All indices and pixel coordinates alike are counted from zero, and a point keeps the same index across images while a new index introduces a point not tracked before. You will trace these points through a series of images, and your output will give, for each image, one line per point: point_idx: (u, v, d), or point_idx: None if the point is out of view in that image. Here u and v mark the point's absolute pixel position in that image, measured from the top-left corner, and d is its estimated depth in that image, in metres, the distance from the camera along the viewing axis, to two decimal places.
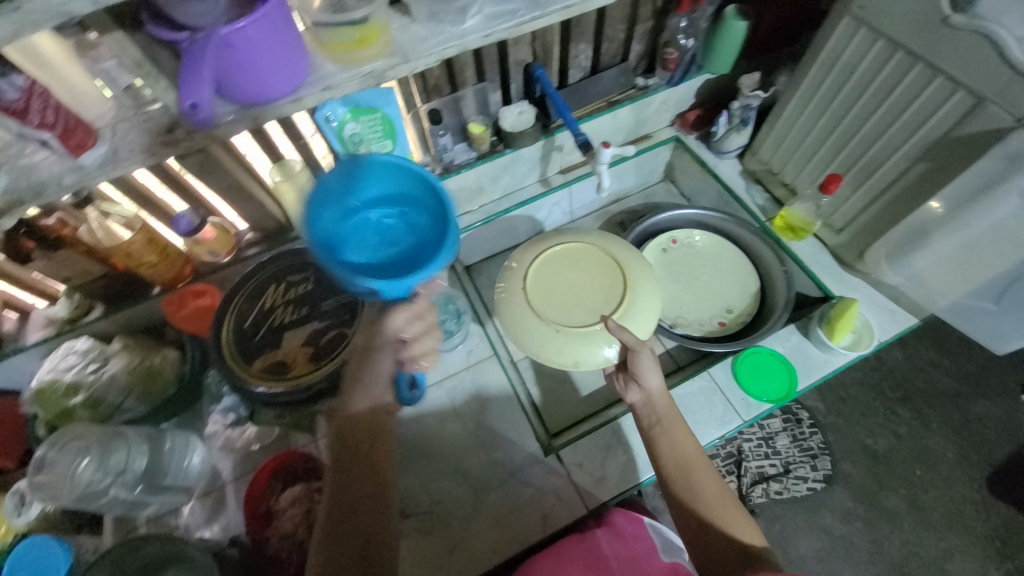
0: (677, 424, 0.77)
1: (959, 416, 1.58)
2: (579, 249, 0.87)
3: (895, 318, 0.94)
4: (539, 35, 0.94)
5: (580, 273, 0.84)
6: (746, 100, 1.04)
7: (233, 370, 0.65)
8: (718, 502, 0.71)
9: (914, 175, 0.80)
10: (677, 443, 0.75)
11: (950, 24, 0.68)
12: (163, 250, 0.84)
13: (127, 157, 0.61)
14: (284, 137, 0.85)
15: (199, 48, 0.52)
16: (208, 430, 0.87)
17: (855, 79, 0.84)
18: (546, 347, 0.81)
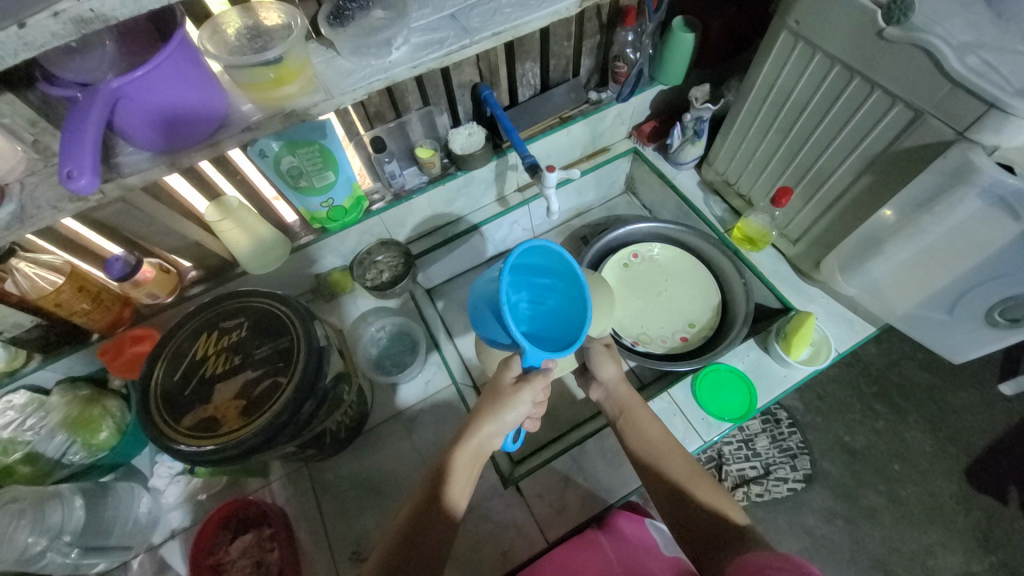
0: (639, 410, 0.79)
1: (936, 409, 1.58)
2: None
3: (854, 328, 0.94)
4: (482, 56, 0.91)
5: None
6: (698, 112, 1.03)
7: (159, 430, 0.62)
8: (694, 483, 0.69)
9: (860, 187, 0.80)
10: (642, 430, 0.76)
11: (885, 38, 0.66)
12: (97, 296, 0.80)
13: (35, 215, 0.58)
14: (220, 175, 0.83)
15: (90, 102, 0.50)
16: (159, 478, 0.85)
17: (800, 92, 0.83)
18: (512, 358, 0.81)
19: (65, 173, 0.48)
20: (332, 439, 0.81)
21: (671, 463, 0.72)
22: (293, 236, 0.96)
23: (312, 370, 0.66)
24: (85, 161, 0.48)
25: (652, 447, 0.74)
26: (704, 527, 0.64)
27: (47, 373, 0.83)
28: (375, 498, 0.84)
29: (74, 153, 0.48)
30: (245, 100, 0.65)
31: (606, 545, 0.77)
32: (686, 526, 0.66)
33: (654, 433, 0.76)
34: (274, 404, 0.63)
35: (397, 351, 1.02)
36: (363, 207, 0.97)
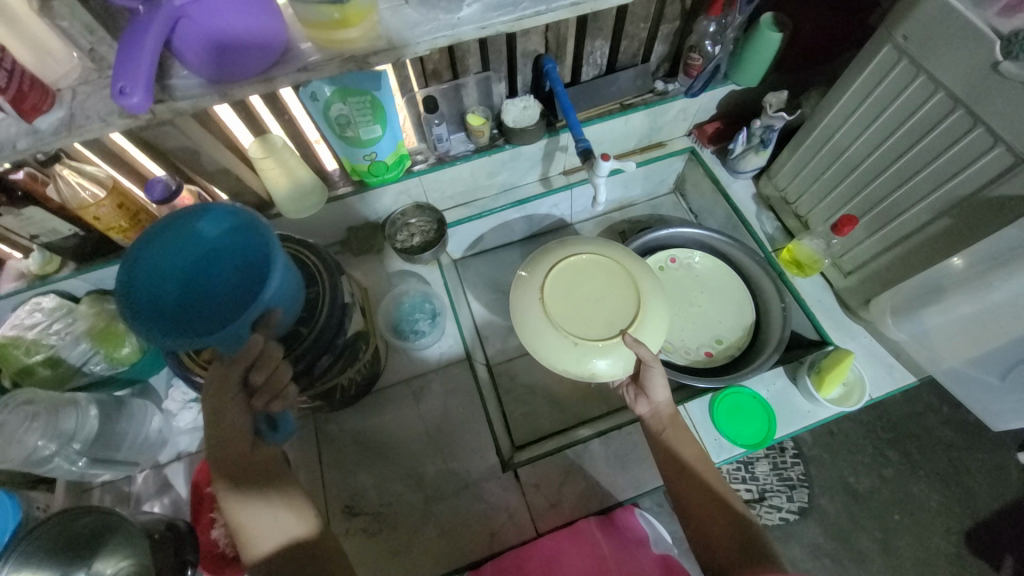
0: (683, 427, 0.76)
1: (950, 465, 1.52)
2: (596, 260, 0.77)
3: (893, 375, 0.89)
4: (552, 26, 0.86)
5: (595, 287, 0.75)
6: (769, 120, 0.97)
7: (181, 357, 0.65)
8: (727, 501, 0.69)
9: (935, 230, 0.74)
10: (681, 442, 0.74)
11: (1002, 71, 0.60)
12: (135, 216, 0.80)
13: (83, 126, 0.57)
14: (268, 112, 0.81)
15: (148, 17, 0.49)
16: (172, 401, 0.87)
17: (890, 114, 0.75)
18: (562, 361, 0.72)
19: (119, 89, 0.49)
20: (342, 394, 0.81)
21: (705, 481, 0.71)
22: (331, 185, 0.95)
23: (332, 327, 0.67)
24: (142, 82, 0.49)
25: (688, 465, 0.72)
26: (729, 547, 0.65)
27: (79, 282, 0.85)
28: (372, 460, 0.85)
29: (131, 70, 0.49)
30: (305, 39, 0.62)
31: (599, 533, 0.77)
32: (709, 545, 0.66)
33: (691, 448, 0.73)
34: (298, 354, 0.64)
35: (416, 316, 0.98)
36: (404, 165, 0.94)
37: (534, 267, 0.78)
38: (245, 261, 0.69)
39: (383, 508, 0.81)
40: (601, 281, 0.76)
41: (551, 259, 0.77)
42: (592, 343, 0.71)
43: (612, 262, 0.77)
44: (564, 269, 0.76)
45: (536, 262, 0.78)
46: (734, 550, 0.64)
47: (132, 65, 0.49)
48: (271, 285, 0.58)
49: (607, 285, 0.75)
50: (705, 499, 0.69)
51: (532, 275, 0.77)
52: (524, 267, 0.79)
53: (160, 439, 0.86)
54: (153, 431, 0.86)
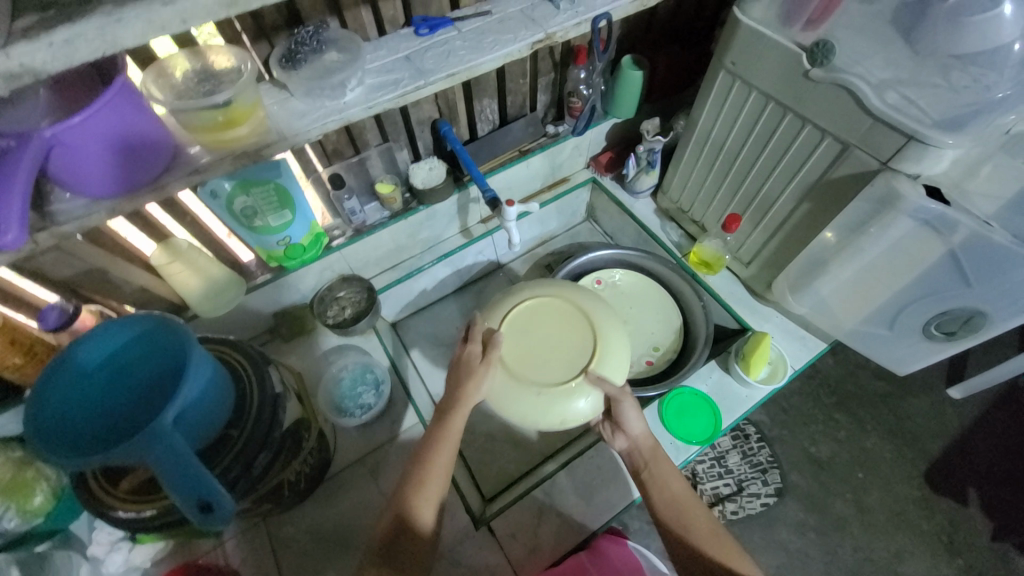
0: (665, 462, 0.75)
1: (891, 415, 1.65)
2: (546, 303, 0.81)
3: (807, 345, 0.98)
4: (440, 93, 0.93)
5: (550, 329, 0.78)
6: (650, 144, 1.08)
7: (93, 497, 0.57)
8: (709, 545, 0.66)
9: (801, 214, 0.85)
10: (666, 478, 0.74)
11: (811, 78, 0.73)
12: (29, 349, 0.73)
13: None
14: (168, 217, 0.80)
15: (19, 152, 0.47)
16: (98, 546, 0.77)
17: (741, 124, 0.88)
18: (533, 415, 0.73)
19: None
20: (290, 490, 0.76)
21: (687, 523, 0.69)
22: (248, 275, 0.93)
23: (266, 421, 0.64)
24: (10, 216, 0.47)
25: (672, 504, 0.71)
26: None
27: None
28: (338, 553, 0.80)
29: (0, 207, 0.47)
30: (193, 143, 0.63)
31: (588, 562, 0.79)
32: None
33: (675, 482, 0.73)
34: (235, 456, 0.61)
35: (358, 389, 0.96)
36: (322, 243, 0.95)
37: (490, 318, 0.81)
38: (156, 367, 0.62)
39: None
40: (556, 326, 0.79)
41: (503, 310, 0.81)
42: (556, 389, 0.73)
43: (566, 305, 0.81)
44: (516, 317, 0.79)
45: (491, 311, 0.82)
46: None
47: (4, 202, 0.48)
48: (189, 388, 0.55)
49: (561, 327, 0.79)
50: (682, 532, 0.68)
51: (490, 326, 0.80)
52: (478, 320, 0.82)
53: None
54: None
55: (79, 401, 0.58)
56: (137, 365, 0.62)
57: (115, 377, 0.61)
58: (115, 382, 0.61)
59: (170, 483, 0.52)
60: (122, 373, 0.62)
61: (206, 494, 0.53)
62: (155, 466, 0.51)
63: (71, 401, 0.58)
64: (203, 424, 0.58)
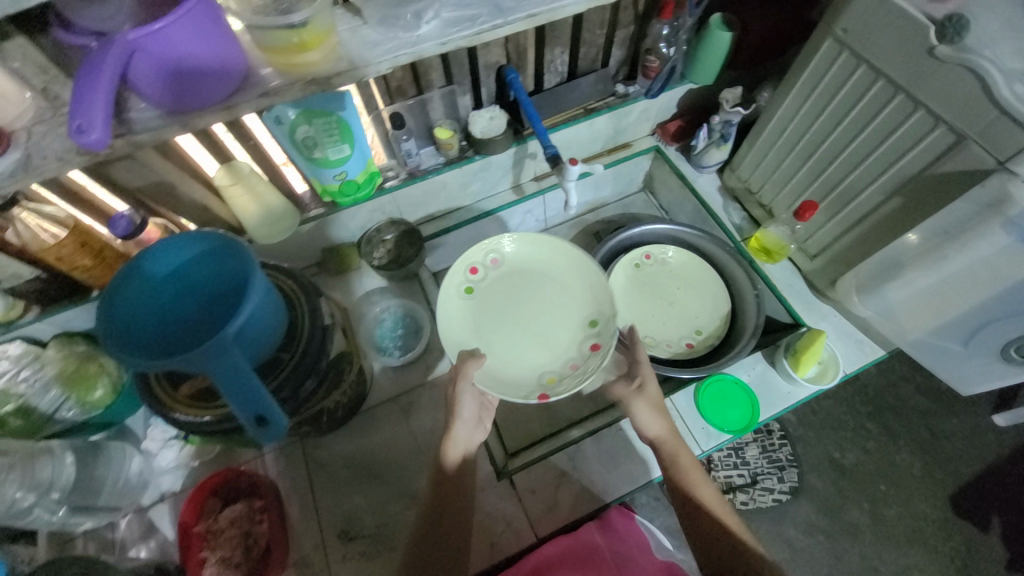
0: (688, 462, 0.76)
1: (927, 433, 1.58)
2: (507, 293, 0.92)
3: (863, 350, 0.93)
4: (511, 37, 0.88)
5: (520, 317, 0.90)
6: (727, 116, 1.00)
7: (155, 396, 0.61)
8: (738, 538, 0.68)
9: (889, 209, 0.78)
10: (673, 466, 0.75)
11: (935, 56, 0.64)
12: (98, 253, 0.79)
13: (40, 166, 0.56)
14: (233, 138, 0.81)
15: (102, 53, 0.47)
16: (151, 441, 0.85)
17: (839, 103, 0.79)
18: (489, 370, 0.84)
19: (76, 127, 0.48)
20: (328, 417, 0.80)
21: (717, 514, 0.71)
22: (302, 207, 0.94)
23: (314, 351, 0.66)
24: (98, 116, 0.48)
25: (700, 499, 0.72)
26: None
27: (44, 326, 0.83)
28: (366, 481, 0.84)
29: (87, 106, 0.48)
30: (265, 64, 0.61)
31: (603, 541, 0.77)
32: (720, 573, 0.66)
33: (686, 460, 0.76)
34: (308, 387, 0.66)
35: (400, 333, 0.97)
36: (376, 183, 0.94)
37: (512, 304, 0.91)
38: (218, 281, 0.64)
39: (380, 529, 0.80)
40: (537, 284, 0.92)
41: (523, 292, 0.92)
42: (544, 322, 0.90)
43: (519, 273, 0.92)
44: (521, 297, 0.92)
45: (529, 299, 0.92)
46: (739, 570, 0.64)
47: (91, 106, 0.48)
48: (248, 309, 0.56)
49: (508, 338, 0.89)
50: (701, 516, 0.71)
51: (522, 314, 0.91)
52: (522, 292, 0.92)
53: (141, 481, 0.82)
54: (134, 474, 0.82)
55: (148, 307, 0.61)
56: (200, 276, 0.64)
57: (180, 286, 0.64)
58: (179, 292, 0.64)
59: (229, 394, 0.55)
60: (188, 283, 0.64)
61: (264, 409, 0.56)
62: (217, 375, 0.53)
63: (141, 308, 0.61)
64: (260, 344, 0.60)
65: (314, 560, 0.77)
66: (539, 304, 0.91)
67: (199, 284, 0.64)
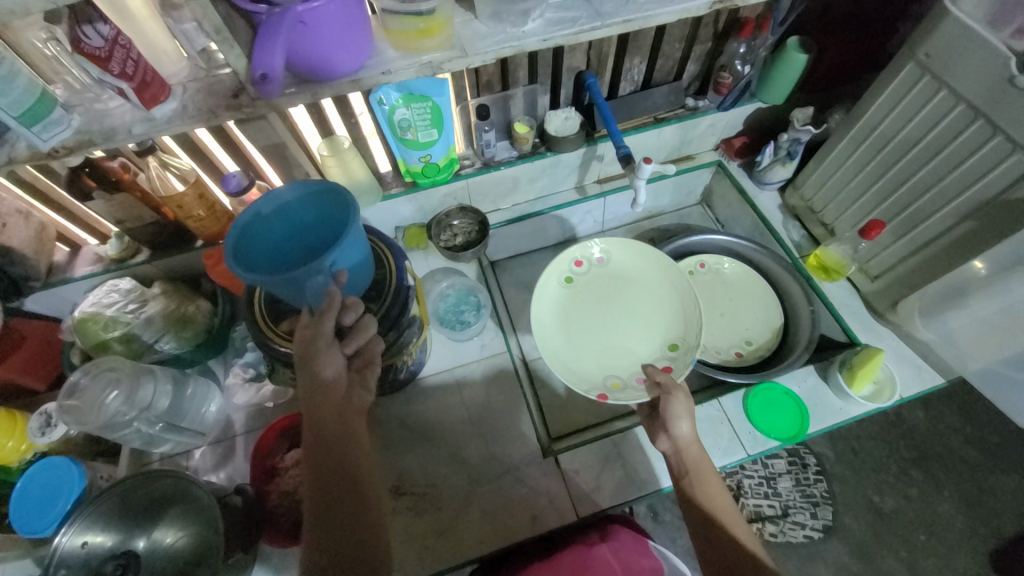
0: (710, 475, 0.73)
1: (975, 488, 1.51)
2: (604, 295, 1.04)
3: (921, 376, 0.90)
4: (595, 45, 0.94)
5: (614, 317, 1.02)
6: (796, 133, 1.02)
7: (260, 327, 0.68)
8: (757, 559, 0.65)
9: (960, 232, 0.78)
10: (703, 495, 0.71)
11: (1017, 85, 0.66)
12: (211, 206, 0.88)
13: (192, 116, 0.65)
14: (336, 114, 0.89)
15: (275, 21, 0.55)
16: (233, 379, 0.92)
17: (917, 125, 0.81)
18: (570, 360, 0.96)
19: (261, 75, 0.56)
20: (393, 376, 0.86)
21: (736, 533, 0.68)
22: (384, 185, 1.02)
23: (396, 306, 0.72)
24: (275, 68, 0.56)
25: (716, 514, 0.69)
26: None
27: (151, 268, 0.93)
28: (419, 442, 0.89)
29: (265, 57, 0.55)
30: (388, 46, 0.69)
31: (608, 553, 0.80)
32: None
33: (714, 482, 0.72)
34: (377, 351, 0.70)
35: (461, 308, 1.04)
36: (453, 168, 1.01)
37: (608, 309, 1.03)
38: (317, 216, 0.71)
39: (428, 488, 0.84)
40: (629, 293, 1.04)
41: (620, 297, 1.04)
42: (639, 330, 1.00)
43: (615, 279, 1.05)
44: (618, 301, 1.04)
45: (624, 304, 1.03)
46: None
47: (266, 62, 0.56)
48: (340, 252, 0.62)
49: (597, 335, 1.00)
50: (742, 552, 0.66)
51: (613, 317, 1.02)
52: (617, 296, 1.04)
53: (219, 418, 0.89)
54: (213, 410, 0.88)
55: (263, 243, 0.69)
56: (299, 211, 0.71)
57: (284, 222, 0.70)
58: (283, 228, 0.71)
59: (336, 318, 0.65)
60: (290, 217, 0.71)
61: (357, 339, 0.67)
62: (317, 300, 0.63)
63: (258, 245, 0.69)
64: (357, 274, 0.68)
65: None
66: (634, 312, 1.02)
67: (301, 217, 0.71)
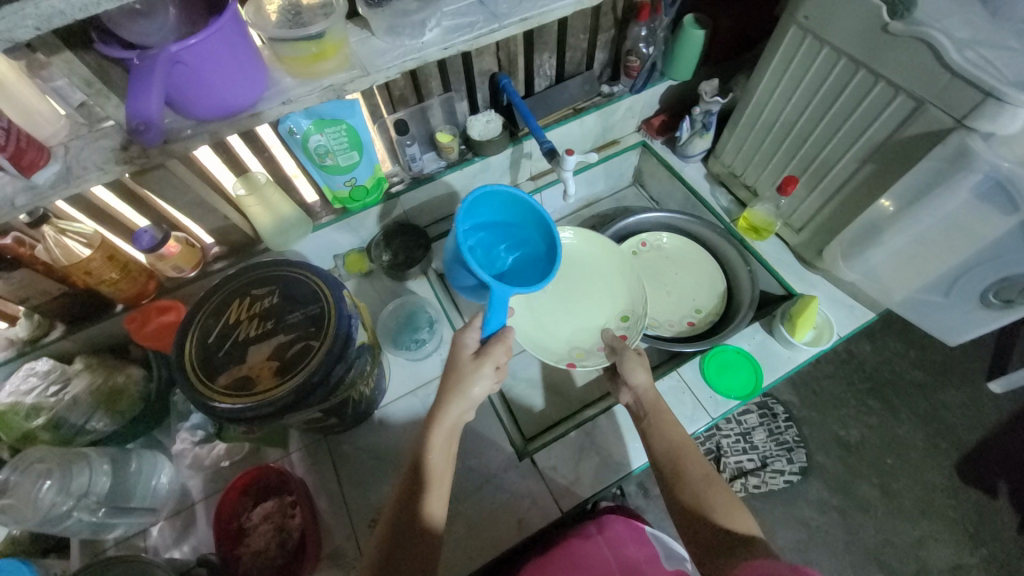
0: (666, 415, 0.77)
1: (925, 404, 1.63)
2: (571, 273, 1.09)
3: (854, 313, 0.98)
4: (502, 45, 0.94)
5: (579, 293, 1.08)
6: (707, 106, 1.07)
7: (195, 388, 0.64)
8: (707, 493, 0.66)
9: (863, 175, 0.84)
10: (685, 491, 0.68)
11: (889, 32, 0.71)
12: (124, 267, 0.83)
13: (81, 175, 0.61)
14: (247, 150, 0.85)
15: (148, 65, 0.51)
16: (182, 444, 0.86)
17: (809, 83, 0.86)
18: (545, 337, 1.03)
19: (143, 122, 0.52)
20: (353, 409, 0.83)
21: (690, 468, 0.70)
22: (313, 216, 0.99)
23: (343, 336, 0.68)
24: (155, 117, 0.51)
25: (676, 447, 0.73)
26: (708, 534, 0.63)
27: (69, 343, 0.86)
28: (393, 471, 0.86)
29: (142, 106, 0.51)
30: (285, 75, 0.67)
31: (603, 545, 0.84)
32: (694, 528, 0.65)
33: (700, 469, 0.69)
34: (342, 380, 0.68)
35: (413, 327, 1.01)
36: (383, 188, 0.99)
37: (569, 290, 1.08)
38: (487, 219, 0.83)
39: None
40: (590, 274, 1.09)
41: (583, 273, 1.09)
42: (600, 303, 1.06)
43: (577, 262, 1.10)
44: (581, 277, 1.09)
45: (587, 280, 1.09)
46: (714, 532, 0.62)
47: (143, 110, 0.51)
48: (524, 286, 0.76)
49: (564, 311, 1.06)
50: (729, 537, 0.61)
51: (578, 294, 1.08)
52: (581, 274, 1.09)
53: (172, 488, 0.83)
54: (165, 481, 0.83)
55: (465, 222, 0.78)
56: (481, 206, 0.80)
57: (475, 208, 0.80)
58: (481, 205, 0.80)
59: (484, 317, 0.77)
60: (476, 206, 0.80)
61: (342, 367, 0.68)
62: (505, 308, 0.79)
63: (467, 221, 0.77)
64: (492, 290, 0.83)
65: (347, 551, 0.80)
66: (594, 287, 1.08)
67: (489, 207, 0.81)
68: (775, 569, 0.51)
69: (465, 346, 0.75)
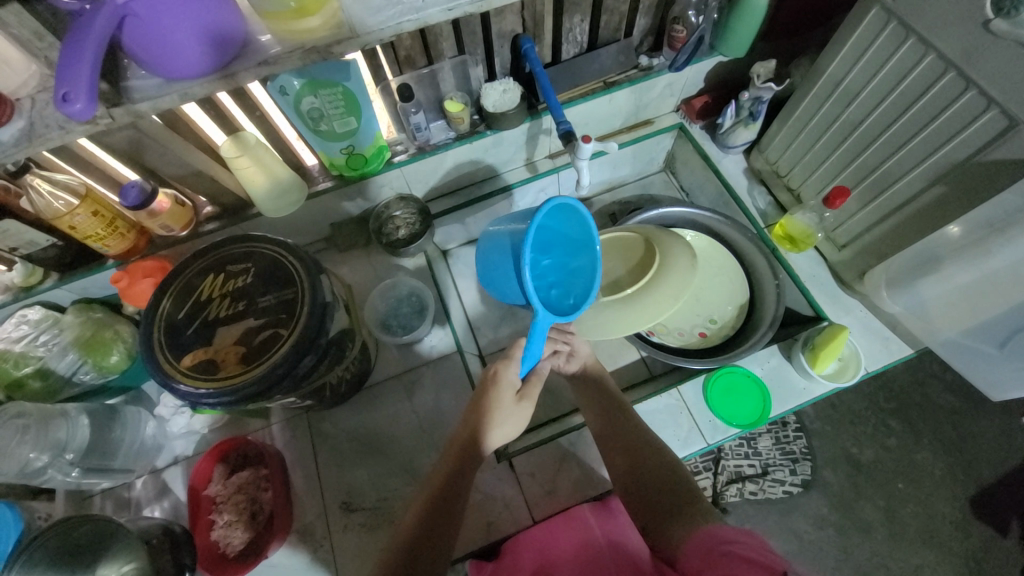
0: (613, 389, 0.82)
1: (953, 433, 1.51)
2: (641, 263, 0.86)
3: (889, 348, 0.88)
4: (527, 3, 0.82)
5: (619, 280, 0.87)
6: (757, 92, 0.93)
7: (160, 366, 0.62)
8: (650, 453, 0.72)
9: (930, 198, 0.72)
10: (630, 451, 0.72)
11: (991, 30, 0.58)
12: (112, 223, 0.79)
13: (44, 134, 0.56)
14: (238, 108, 0.79)
15: (90, 18, 0.47)
16: (164, 407, 0.86)
17: (881, 81, 0.73)
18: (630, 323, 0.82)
19: (61, 96, 0.48)
20: (332, 392, 0.81)
21: (635, 430, 0.75)
22: (311, 181, 0.93)
23: (314, 325, 0.64)
24: (82, 87, 0.48)
25: (619, 411, 0.78)
26: (654, 491, 0.67)
27: (63, 292, 0.86)
28: (370, 454, 0.85)
29: (72, 75, 0.47)
30: (265, 31, 0.59)
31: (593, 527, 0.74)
32: (639, 488, 0.69)
33: (640, 432, 0.75)
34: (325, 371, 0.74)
35: (402, 310, 0.99)
36: (385, 157, 0.92)
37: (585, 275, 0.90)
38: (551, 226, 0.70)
39: (380, 503, 0.82)
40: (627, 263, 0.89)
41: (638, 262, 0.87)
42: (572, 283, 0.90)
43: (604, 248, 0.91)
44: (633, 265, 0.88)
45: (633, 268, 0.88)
46: (660, 487, 0.67)
47: (69, 81, 0.48)
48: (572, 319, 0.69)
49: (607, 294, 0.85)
50: (677, 503, 0.65)
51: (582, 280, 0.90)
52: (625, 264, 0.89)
53: (156, 444, 0.85)
54: (148, 437, 0.85)
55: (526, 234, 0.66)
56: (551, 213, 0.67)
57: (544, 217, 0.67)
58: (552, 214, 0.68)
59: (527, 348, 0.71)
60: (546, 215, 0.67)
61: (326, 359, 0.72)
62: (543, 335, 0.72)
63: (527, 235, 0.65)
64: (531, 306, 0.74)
65: (316, 528, 0.80)
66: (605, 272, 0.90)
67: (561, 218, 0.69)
68: (724, 533, 0.56)
69: (509, 385, 0.76)
